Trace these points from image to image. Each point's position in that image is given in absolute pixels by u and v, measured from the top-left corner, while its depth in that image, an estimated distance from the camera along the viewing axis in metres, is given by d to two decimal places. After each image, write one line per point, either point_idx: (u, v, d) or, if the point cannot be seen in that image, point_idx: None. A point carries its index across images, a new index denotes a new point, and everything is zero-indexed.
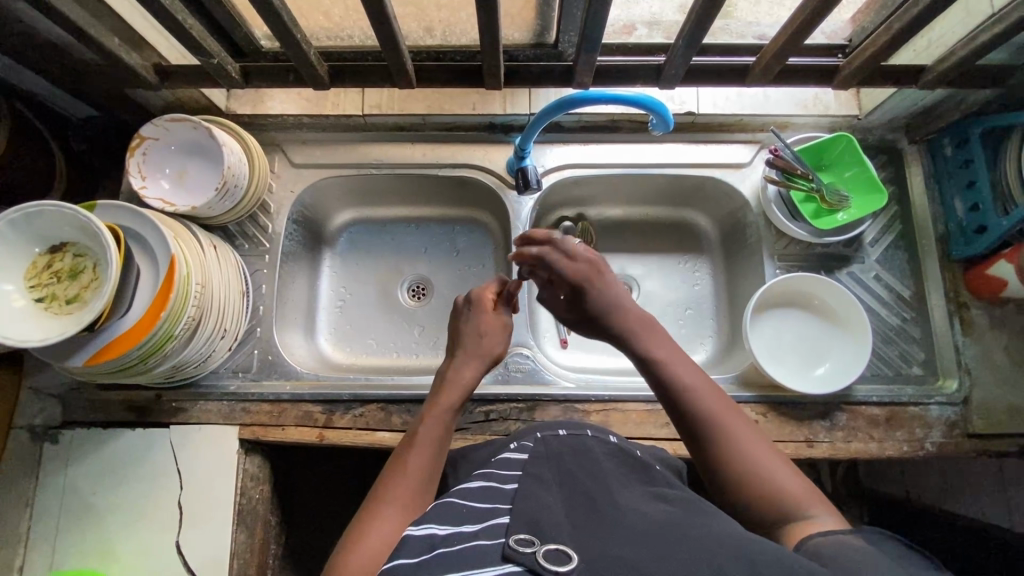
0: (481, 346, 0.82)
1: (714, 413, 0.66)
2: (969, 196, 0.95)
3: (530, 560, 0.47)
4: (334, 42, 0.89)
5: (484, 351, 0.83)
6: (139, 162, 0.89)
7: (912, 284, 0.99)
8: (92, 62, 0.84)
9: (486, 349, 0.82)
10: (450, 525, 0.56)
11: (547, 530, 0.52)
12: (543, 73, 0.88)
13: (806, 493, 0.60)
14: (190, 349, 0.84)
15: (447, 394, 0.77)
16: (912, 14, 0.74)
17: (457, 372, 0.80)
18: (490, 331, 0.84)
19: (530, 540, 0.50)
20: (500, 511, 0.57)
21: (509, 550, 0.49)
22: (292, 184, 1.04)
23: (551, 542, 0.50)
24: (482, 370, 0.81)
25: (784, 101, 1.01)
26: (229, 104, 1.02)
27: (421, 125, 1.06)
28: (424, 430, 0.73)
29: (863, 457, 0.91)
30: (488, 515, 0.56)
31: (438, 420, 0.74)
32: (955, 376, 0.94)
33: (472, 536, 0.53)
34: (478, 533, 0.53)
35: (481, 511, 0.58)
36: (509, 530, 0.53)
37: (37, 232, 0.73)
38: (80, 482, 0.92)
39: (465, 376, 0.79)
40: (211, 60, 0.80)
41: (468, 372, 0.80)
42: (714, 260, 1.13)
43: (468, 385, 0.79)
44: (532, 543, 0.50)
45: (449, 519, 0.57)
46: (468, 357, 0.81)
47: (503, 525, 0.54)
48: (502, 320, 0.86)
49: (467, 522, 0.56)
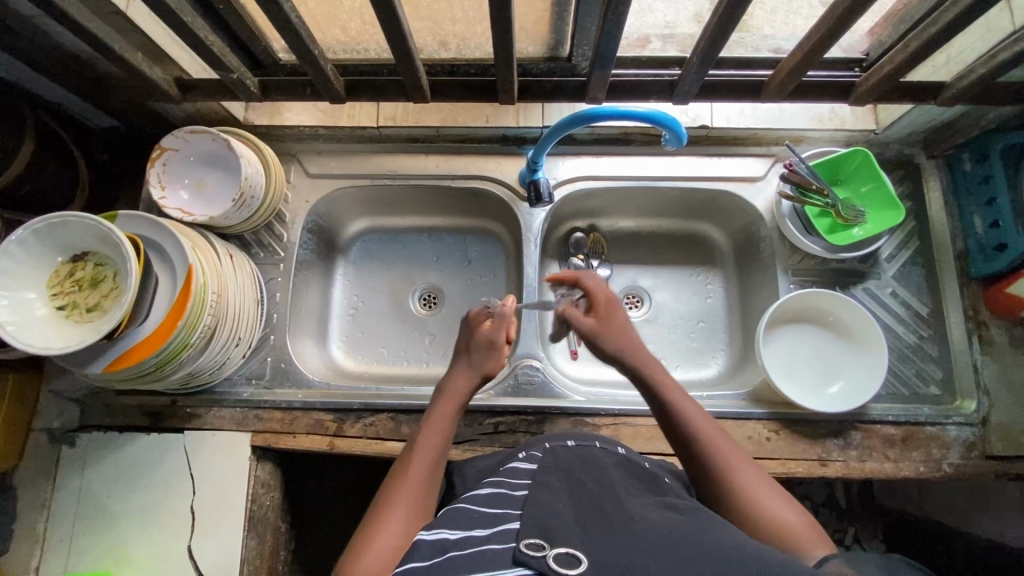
0: (473, 356, 0.81)
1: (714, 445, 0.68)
2: (988, 213, 0.93)
3: (541, 562, 0.48)
4: (350, 55, 0.90)
5: (478, 366, 0.80)
6: (159, 173, 0.91)
7: (929, 301, 0.97)
8: (117, 76, 0.86)
9: (480, 366, 0.79)
10: (461, 529, 0.57)
11: (559, 535, 0.52)
12: (556, 88, 0.90)
13: (804, 530, 0.60)
14: (205, 357, 0.85)
15: (444, 404, 0.77)
16: (931, 31, 0.73)
17: (452, 384, 0.79)
18: (482, 350, 0.80)
19: (540, 544, 0.51)
20: (511, 516, 0.58)
21: (520, 554, 0.50)
22: (307, 194, 1.05)
23: (562, 546, 0.50)
24: (477, 381, 0.80)
25: (800, 115, 1.01)
26: (247, 115, 1.04)
27: (435, 136, 1.06)
28: (424, 438, 0.73)
29: (878, 477, 0.90)
30: (498, 521, 0.57)
31: (438, 428, 0.74)
32: (974, 397, 0.92)
33: (483, 541, 0.54)
34: (489, 538, 0.54)
35: (492, 516, 0.58)
36: (519, 535, 0.53)
37: (59, 241, 0.75)
38: (97, 484, 0.94)
39: (461, 387, 0.78)
40: (231, 74, 0.82)
41: (464, 383, 0.79)
42: (727, 274, 1.12)
43: (464, 396, 0.78)
44: (542, 547, 0.50)
45: (461, 524, 0.57)
46: (465, 368, 0.80)
47: (513, 530, 0.55)
48: (492, 337, 0.81)
49: (478, 526, 0.57)
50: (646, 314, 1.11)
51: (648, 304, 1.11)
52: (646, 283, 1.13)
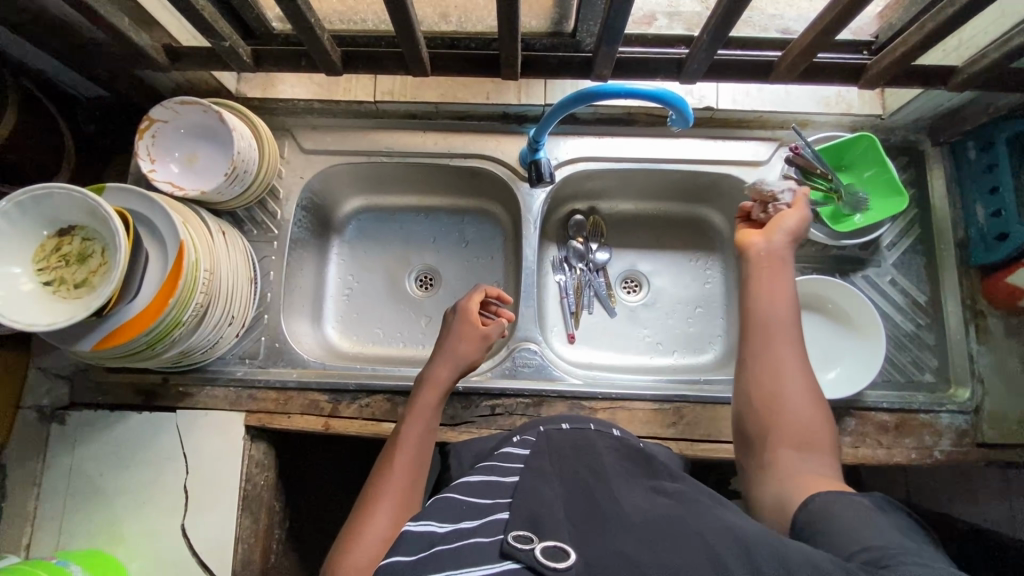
0: (459, 349, 0.83)
1: (774, 349, 0.67)
2: (991, 202, 0.93)
3: (529, 557, 0.47)
4: (347, 26, 0.87)
5: (463, 354, 0.83)
6: (148, 145, 0.88)
7: (928, 290, 0.97)
8: (101, 42, 0.82)
9: (467, 352, 0.84)
10: (449, 522, 0.56)
11: (548, 527, 0.52)
12: (561, 64, 0.86)
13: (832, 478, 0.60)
14: (198, 335, 0.84)
15: (427, 394, 0.80)
16: (948, 13, 0.71)
17: (434, 373, 0.82)
18: (468, 338, 0.84)
19: (528, 537, 0.50)
20: (499, 507, 0.57)
21: (507, 547, 0.49)
22: (301, 169, 1.03)
23: (549, 539, 0.49)
24: (459, 371, 0.83)
25: (806, 98, 0.98)
26: (238, 87, 1.01)
27: (433, 113, 1.03)
28: (407, 430, 0.76)
29: (871, 463, 0.90)
30: (486, 512, 0.57)
31: (420, 419, 0.77)
32: (968, 385, 0.93)
33: (471, 533, 0.53)
34: (475, 530, 0.54)
35: (480, 507, 0.58)
36: (507, 527, 0.53)
37: (45, 214, 0.72)
38: (89, 463, 0.92)
39: (442, 377, 0.82)
40: (222, 42, 0.79)
41: (445, 372, 0.82)
42: (726, 258, 1.11)
43: (445, 385, 0.82)
44: (530, 540, 0.50)
45: (449, 517, 0.57)
46: (449, 355, 0.83)
47: (501, 522, 0.54)
48: (484, 331, 0.86)
49: (465, 518, 0.56)
50: (644, 299, 1.10)
51: (646, 289, 1.11)
52: (644, 268, 1.12)
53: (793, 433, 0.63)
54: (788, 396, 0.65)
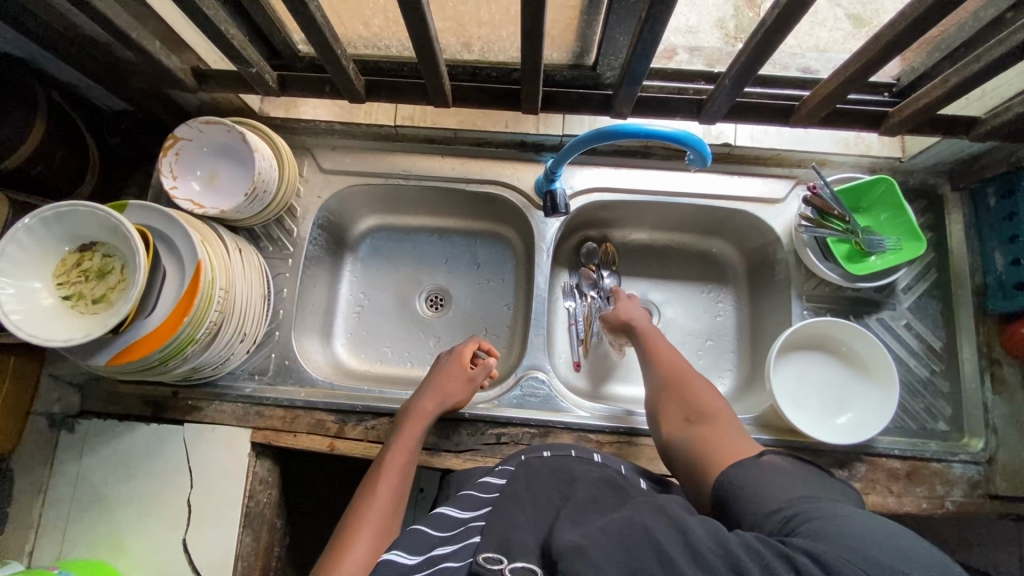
0: (447, 385, 0.89)
1: (663, 364, 0.86)
2: (1011, 249, 0.92)
3: None
4: (371, 51, 0.88)
5: (450, 394, 0.89)
6: (171, 163, 0.89)
7: (943, 336, 0.96)
8: (132, 62, 0.84)
9: (453, 392, 0.89)
10: (417, 553, 0.59)
11: (517, 548, 0.55)
12: (580, 99, 0.88)
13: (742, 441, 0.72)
14: (209, 353, 0.84)
15: (412, 427, 0.85)
16: (974, 68, 0.71)
17: (419, 406, 0.87)
18: (457, 378, 0.91)
19: (498, 558, 0.54)
20: (472, 531, 0.61)
21: (476, 567, 0.53)
22: (319, 189, 1.04)
23: (517, 560, 0.53)
24: (444, 406, 0.89)
25: (825, 139, 0.98)
26: (262, 107, 1.02)
27: (452, 138, 1.04)
28: (391, 462, 0.81)
29: (880, 511, 0.89)
30: (462, 536, 0.61)
31: (404, 451, 0.82)
32: (982, 435, 0.92)
33: (443, 557, 0.57)
34: (448, 555, 0.57)
35: (451, 536, 0.61)
36: (478, 549, 0.57)
37: (67, 229, 0.73)
38: (95, 472, 0.93)
39: (428, 410, 0.87)
40: (250, 68, 0.81)
41: (430, 405, 0.87)
42: (738, 292, 1.11)
43: (430, 420, 0.87)
44: (500, 560, 0.54)
45: (419, 546, 0.60)
46: (437, 392, 0.88)
47: (474, 545, 0.58)
48: (474, 375, 0.92)
49: (437, 546, 0.60)
50: None
51: (656, 319, 1.10)
52: (656, 297, 1.12)
53: (701, 416, 0.77)
54: (686, 391, 0.81)
